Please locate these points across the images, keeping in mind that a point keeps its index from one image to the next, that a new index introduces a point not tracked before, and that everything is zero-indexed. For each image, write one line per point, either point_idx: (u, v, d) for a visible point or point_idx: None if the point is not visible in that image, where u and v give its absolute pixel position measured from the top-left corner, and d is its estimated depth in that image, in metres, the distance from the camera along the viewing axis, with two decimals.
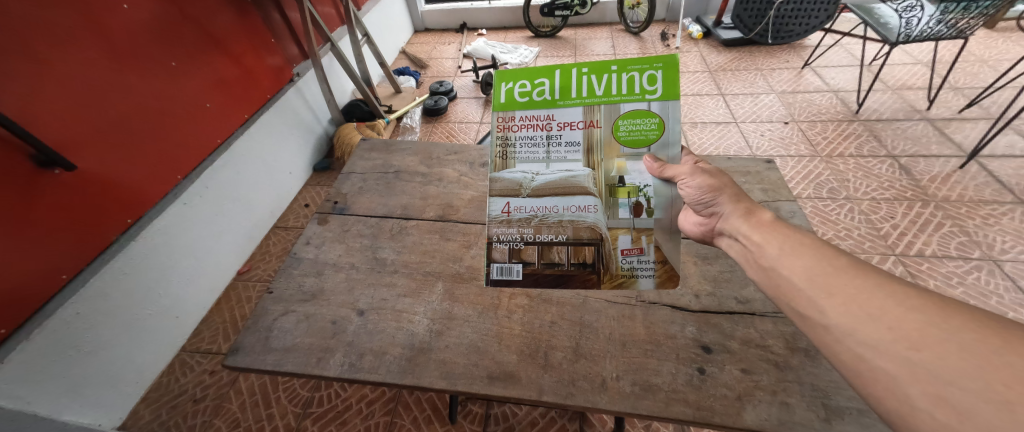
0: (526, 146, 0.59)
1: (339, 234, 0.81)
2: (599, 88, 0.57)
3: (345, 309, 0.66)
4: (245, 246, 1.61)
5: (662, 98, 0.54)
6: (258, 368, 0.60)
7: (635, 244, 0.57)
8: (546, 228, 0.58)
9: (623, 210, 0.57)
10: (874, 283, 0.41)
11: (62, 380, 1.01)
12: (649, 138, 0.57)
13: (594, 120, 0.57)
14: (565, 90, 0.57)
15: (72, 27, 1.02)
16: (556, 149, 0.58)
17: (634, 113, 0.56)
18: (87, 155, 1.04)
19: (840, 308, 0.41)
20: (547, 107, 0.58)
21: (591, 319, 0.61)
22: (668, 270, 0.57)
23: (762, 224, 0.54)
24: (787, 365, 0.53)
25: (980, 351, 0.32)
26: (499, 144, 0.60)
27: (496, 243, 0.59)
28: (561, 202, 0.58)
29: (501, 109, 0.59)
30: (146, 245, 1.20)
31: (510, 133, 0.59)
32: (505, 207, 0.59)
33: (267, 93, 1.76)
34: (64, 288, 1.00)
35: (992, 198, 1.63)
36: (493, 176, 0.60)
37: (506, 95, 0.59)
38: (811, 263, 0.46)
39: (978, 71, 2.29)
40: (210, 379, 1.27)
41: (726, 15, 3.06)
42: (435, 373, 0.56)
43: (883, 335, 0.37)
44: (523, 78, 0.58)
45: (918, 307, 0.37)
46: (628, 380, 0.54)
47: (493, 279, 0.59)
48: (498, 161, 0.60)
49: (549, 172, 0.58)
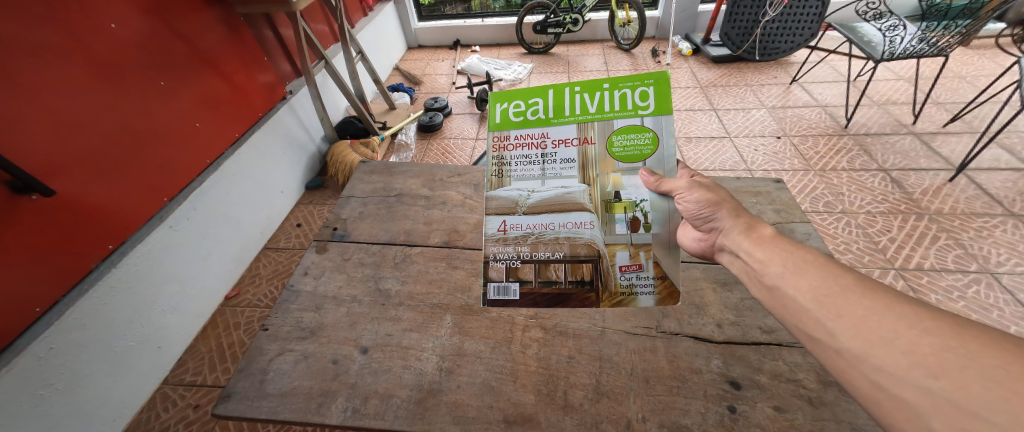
0: (522, 165, 0.57)
1: (339, 264, 0.77)
2: (591, 106, 0.56)
3: (347, 346, 0.62)
4: (234, 269, 1.55)
5: (655, 113, 0.53)
6: (252, 417, 0.55)
7: (633, 260, 0.55)
8: (543, 245, 0.56)
9: (621, 225, 0.55)
10: (884, 304, 0.40)
11: (34, 421, 0.93)
12: (644, 153, 0.55)
13: (589, 136, 0.56)
14: (558, 109, 0.57)
15: (53, 45, 0.98)
16: (552, 166, 0.57)
17: (628, 128, 0.54)
18: (66, 180, 0.99)
19: (852, 331, 0.39)
20: (541, 126, 0.57)
21: (610, 353, 0.58)
22: (667, 286, 0.54)
23: (763, 240, 0.52)
24: (821, 400, 0.51)
25: (1004, 380, 0.30)
26: (494, 163, 0.57)
27: (493, 261, 0.56)
28: (556, 219, 0.56)
29: (496, 129, 0.58)
30: (128, 272, 1.13)
31: (505, 152, 0.57)
32: (501, 225, 0.57)
33: (259, 111, 1.72)
34: (37, 322, 0.93)
35: (983, 211, 1.66)
36: (489, 195, 0.58)
37: (501, 115, 0.58)
38: (816, 281, 0.45)
39: (958, 86, 2.37)
40: (194, 414, 1.20)
41: (714, 33, 3.14)
42: (447, 418, 0.52)
43: (899, 362, 0.35)
44: (517, 98, 0.57)
45: (932, 329, 0.36)
46: (654, 422, 0.50)
47: (490, 299, 0.56)
48: (493, 180, 0.58)
49: (545, 189, 0.57)
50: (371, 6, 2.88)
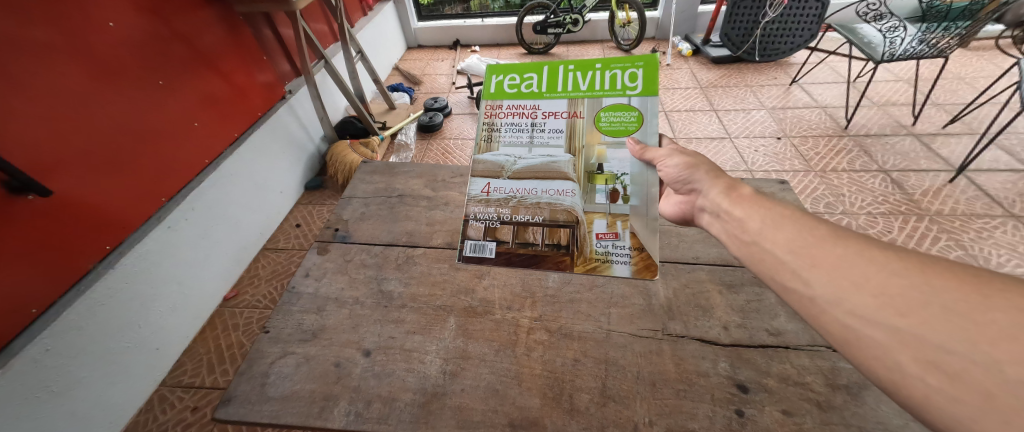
0: (513, 133, 0.62)
1: (341, 265, 0.76)
2: (583, 84, 0.60)
3: (350, 349, 0.61)
4: (233, 269, 1.54)
5: (642, 93, 0.58)
6: (254, 421, 0.54)
7: (610, 229, 0.57)
8: (524, 208, 0.59)
9: (600, 195, 0.58)
10: (856, 249, 0.40)
11: (31, 423, 0.92)
12: (629, 130, 0.59)
13: (578, 111, 0.60)
14: (551, 85, 0.61)
15: (50, 43, 0.97)
16: (541, 135, 0.61)
17: (615, 106, 0.59)
18: (63, 180, 0.98)
19: (825, 278, 0.40)
20: (534, 98, 0.62)
21: (616, 356, 0.58)
22: (644, 259, 0.56)
23: (742, 199, 0.53)
24: (829, 404, 0.50)
25: (964, 311, 0.31)
26: (486, 128, 0.63)
27: (473, 220, 0.61)
28: (539, 185, 0.59)
29: (490, 98, 0.63)
30: (125, 273, 1.11)
31: (496, 119, 0.63)
32: (485, 187, 0.62)
33: (258, 111, 1.71)
34: (34, 323, 0.92)
35: (983, 212, 1.66)
36: (477, 158, 0.62)
37: (496, 86, 0.63)
38: (793, 234, 0.45)
39: (957, 88, 2.37)
40: (193, 416, 1.19)
41: (714, 34, 3.14)
42: (451, 422, 0.52)
43: (870, 304, 0.36)
44: (514, 73, 0.63)
45: (899, 269, 0.36)
46: (661, 425, 0.50)
47: (465, 256, 0.59)
48: (483, 145, 0.63)
49: (531, 156, 0.60)
50: (371, 6, 2.88)
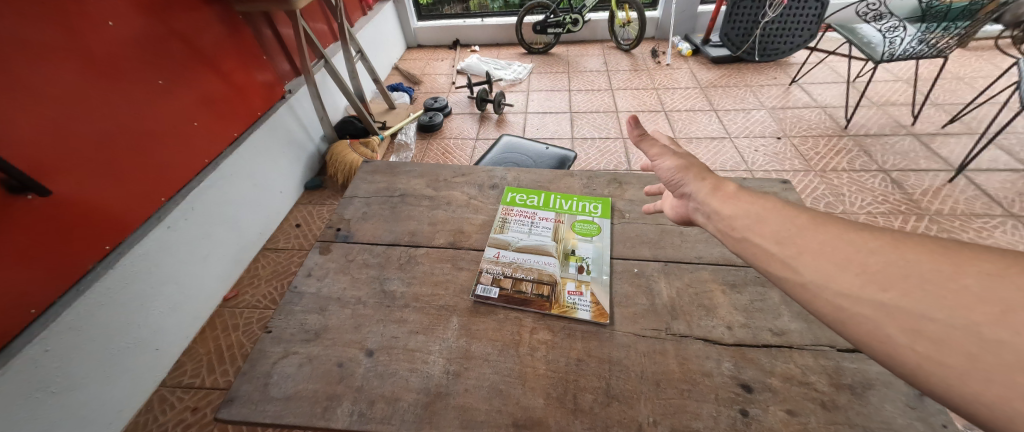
0: (518, 226, 0.82)
1: (343, 265, 0.76)
2: (565, 206, 0.87)
3: (353, 349, 0.61)
4: (232, 269, 1.53)
5: (601, 216, 0.84)
6: (257, 421, 0.54)
7: (578, 288, 0.68)
8: (521, 269, 0.72)
9: (571, 267, 0.72)
10: (836, 234, 0.42)
11: (30, 423, 0.92)
12: (593, 233, 0.80)
13: (560, 219, 0.83)
14: (546, 203, 0.88)
15: (49, 42, 0.96)
16: (536, 230, 0.80)
17: (584, 220, 0.83)
18: (62, 180, 0.97)
19: (812, 263, 0.42)
20: (534, 209, 0.86)
21: (620, 356, 0.57)
22: (600, 310, 0.64)
23: (729, 196, 0.55)
24: (834, 404, 0.50)
25: (938, 280, 0.34)
26: (501, 221, 0.84)
27: (484, 271, 0.72)
28: (533, 257, 0.74)
29: (506, 204, 0.88)
30: (124, 273, 1.11)
31: (509, 216, 0.85)
32: (496, 254, 0.75)
33: (258, 110, 1.70)
34: (33, 324, 0.92)
35: (983, 211, 1.66)
36: (492, 235, 0.80)
37: (511, 198, 0.90)
38: (778, 225, 0.47)
39: (956, 88, 2.38)
40: (193, 417, 1.18)
41: (714, 34, 3.15)
42: (455, 422, 0.52)
43: (855, 283, 0.38)
44: (524, 194, 0.91)
45: (877, 249, 0.39)
46: (665, 425, 0.50)
47: (477, 295, 0.67)
48: (498, 227, 0.82)
49: (529, 239, 0.78)
50: (371, 5, 2.87)
